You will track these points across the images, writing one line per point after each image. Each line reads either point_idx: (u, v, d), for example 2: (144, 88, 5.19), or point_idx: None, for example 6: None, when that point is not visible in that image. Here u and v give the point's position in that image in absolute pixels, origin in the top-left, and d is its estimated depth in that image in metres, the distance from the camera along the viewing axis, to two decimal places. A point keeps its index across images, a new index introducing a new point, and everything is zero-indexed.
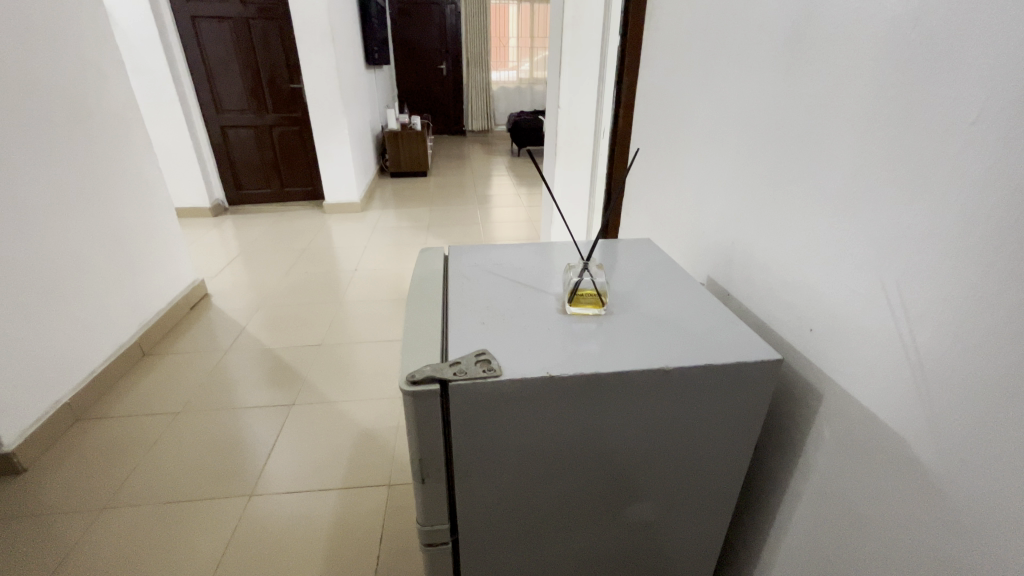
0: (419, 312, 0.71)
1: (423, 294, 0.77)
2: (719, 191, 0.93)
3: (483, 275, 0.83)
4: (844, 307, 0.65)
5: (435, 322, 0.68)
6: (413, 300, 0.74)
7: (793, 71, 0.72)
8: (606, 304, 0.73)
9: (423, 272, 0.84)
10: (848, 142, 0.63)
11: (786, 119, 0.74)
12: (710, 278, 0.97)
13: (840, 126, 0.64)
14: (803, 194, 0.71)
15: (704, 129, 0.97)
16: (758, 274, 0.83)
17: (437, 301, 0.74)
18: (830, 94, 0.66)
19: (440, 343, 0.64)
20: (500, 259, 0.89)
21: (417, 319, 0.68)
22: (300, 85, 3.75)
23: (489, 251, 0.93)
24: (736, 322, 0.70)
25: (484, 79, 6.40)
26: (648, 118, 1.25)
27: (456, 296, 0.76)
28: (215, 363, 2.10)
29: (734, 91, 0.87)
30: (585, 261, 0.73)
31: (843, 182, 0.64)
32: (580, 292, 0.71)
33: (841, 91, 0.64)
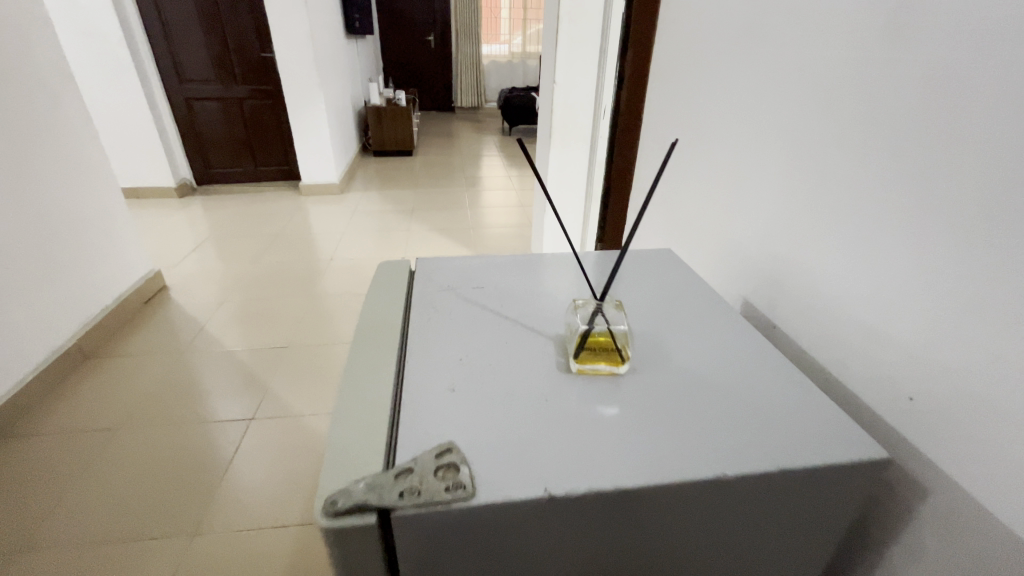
0: (364, 370, 0.51)
1: (374, 334, 0.57)
2: (762, 193, 0.72)
3: (457, 306, 0.62)
4: (964, 373, 0.45)
5: (386, 389, 0.48)
6: (356, 348, 0.54)
7: (887, 32, 0.51)
8: (626, 357, 0.53)
9: (378, 301, 0.64)
10: (986, 136, 0.43)
11: (874, 98, 0.53)
12: (745, 301, 0.77)
13: (969, 112, 0.44)
14: (898, 206, 0.51)
15: (742, 112, 0.76)
16: (819, 305, 0.62)
17: (394, 350, 0.54)
18: (956, 62, 0.44)
19: (388, 432, 0.44)
20: (481, 279, 0.69)
21: (362, 384, 0.48)
22: (271, 54, 3.43)
23: (467, 269, 0.72)
24: (803, 387, 0.50)
25: (474, 52, 6.00)
26: (661, 95, 1.03)
27: (422, 340, 0.56)
28: (169, 366, 1.88)
29: (785, 62, 0.66)
30: (599, 303, 0.54)
31: (976, 191, 0.44)
32: (591, 341, 0.51)
33: (976, 59, 0.43)
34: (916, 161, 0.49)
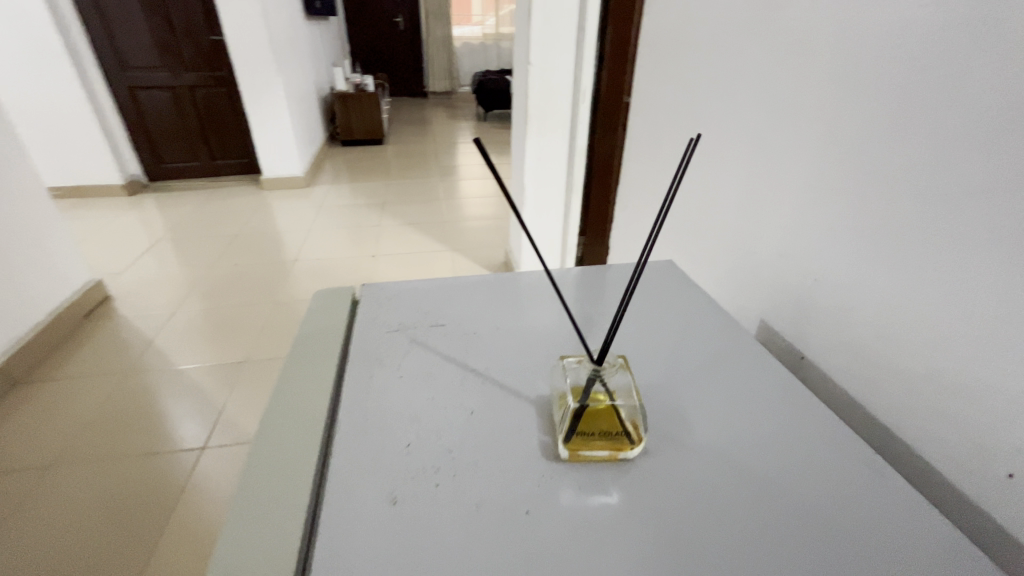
0: (282, 447, 0.39)
1: (298, 394, 0.45)
2: (784, 198, 0.59)
3: (409, 355, 0.49)
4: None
5: (306, 480, 0.37)
6: (270, 421, 0.41)
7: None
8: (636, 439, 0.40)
9: (310, 344, 0.51)
10: None
11: (949, 80, 0.40)
12: (763, 322, 0.64)
13: None
14: (986, 225, 0.38)
15: (756, 98, 0.63)
16: (862, 340, 0.50)
17: (324, 414, 0.42)
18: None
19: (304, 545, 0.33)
20: (443, 312, 0.55)
21: (274, 474, 0.37)
22: (221, 37, 3.13)
23: (426, 297, 0.58)
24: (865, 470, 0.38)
25: (446, 33, 5.73)
26: (657, 77, 0.89)
27: (357, 400, 0.43)
28: (111, 389, 1.69)
29: (817, 35, 0.52)
30: (597, 368, 0.41)
31: None
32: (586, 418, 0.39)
33: None
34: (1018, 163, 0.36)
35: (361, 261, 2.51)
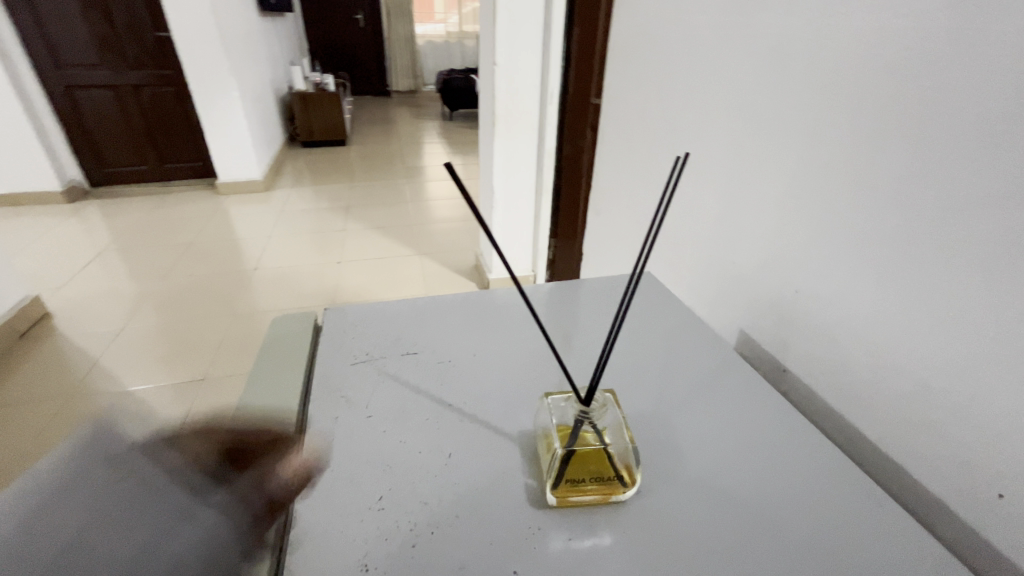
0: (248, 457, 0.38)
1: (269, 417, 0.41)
2: (762, 208, 0.58)
3: (379, 389, 0.45)
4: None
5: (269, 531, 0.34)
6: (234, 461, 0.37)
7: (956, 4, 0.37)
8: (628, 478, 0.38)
9: (273, 351, 0.50)
10: None
11: (932, 95, 0.39)
12: (743, 334, 0.63)
13: None
14: (970, 241, 0.38)
15: (732, 105, 0.62)
16: (846, 354, 0.49)
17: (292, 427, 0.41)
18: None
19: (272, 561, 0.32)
20: (415, 338, 0.51)
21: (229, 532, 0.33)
22: (168, 34, 2.94)
23: (397, 321, 0.54)
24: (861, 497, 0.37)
25: (409, 31, 5.61)
26: (628, 81, 0.87)
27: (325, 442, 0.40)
28: (51, 416, 1.55)
29: (795, 44, 0.51)
30: (584, 407, 0.38)
31: None
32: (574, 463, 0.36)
33: None
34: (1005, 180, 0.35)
35: (325, 268, 2.41)
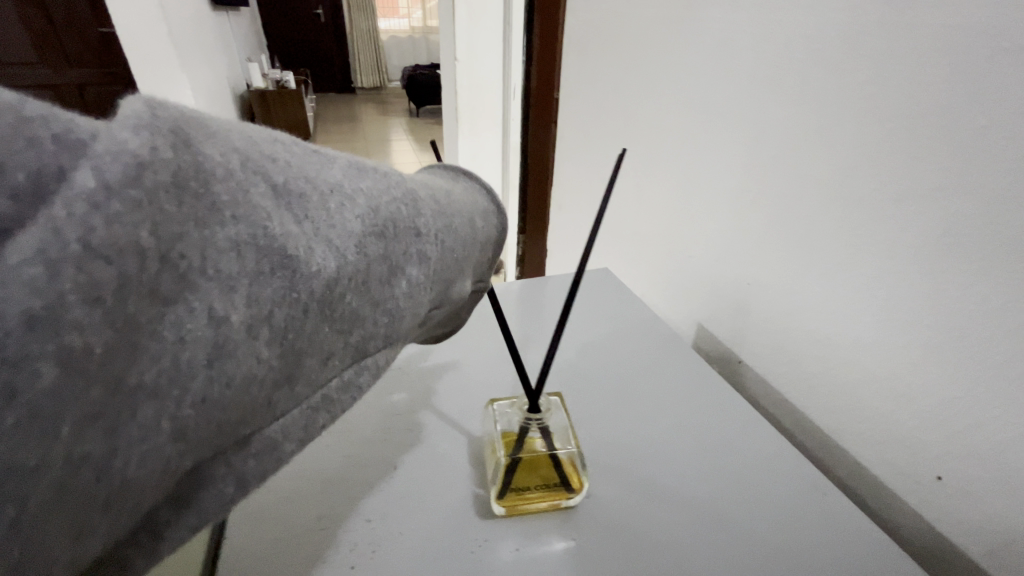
0: None
1: None
2: (713, 202, 0.58)
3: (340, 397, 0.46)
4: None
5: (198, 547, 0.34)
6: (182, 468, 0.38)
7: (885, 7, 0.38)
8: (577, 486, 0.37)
9: None
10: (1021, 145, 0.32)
11: (864, 92, 0.41)
12: (699, 326, 0.64)
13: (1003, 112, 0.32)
14: (905, 234, 0.39)
15: (681, 99, 0.62)
16: (793, 345, 0.51)
17: None
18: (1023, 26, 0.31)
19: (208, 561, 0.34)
20: None
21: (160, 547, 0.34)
22: (112, 30, 2.59)
23: None
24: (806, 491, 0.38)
25: (371, 27, 5.49)
26: (584, 76, 0.87)
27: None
28: None
29: (739, 39, 0.52)
30: (529, 414, 0.37)
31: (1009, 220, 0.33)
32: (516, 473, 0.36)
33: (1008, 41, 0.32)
34: (931, 174, 0.37)
35: None
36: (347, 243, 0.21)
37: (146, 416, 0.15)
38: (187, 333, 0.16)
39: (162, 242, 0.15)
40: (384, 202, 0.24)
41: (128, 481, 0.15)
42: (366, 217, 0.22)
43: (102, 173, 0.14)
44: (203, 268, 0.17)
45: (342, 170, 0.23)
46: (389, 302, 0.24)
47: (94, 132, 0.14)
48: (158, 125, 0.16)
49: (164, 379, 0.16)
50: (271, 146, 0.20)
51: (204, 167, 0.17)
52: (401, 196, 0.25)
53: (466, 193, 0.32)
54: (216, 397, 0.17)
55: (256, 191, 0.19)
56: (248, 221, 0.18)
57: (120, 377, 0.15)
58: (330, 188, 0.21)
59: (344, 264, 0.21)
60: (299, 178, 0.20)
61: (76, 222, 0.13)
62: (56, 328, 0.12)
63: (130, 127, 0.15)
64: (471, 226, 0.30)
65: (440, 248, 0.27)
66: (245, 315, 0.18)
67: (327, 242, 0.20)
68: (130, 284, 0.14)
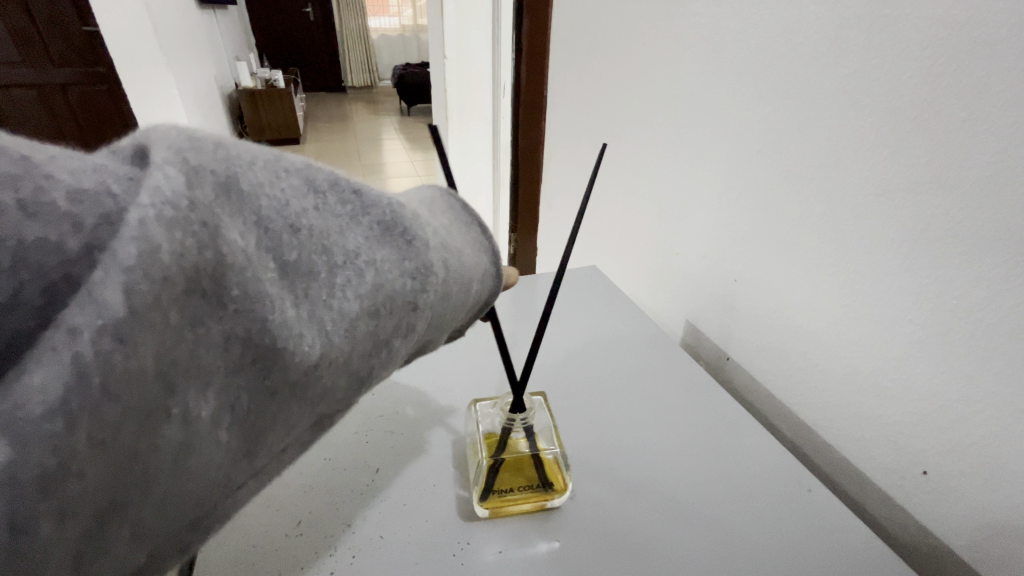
0: None
1: None
2: (698, 200, 0.58)
3: None
4: (1012, 458, 0.33)
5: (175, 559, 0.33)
6: None
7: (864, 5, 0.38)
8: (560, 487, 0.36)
9: None
10: (1001, 141, 0.32)
11: (844, 90, 0.41)
12: (686, 323, 0.64)
13: (983, 108, 0.32)
14: (884, 232, 0.39)
15: (666, 96, 0.62)
16: (779, 341, 0.51)
17: None
18: (1001, 17, 0.31)
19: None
20: None
21: None
22: (95, 28, 2.51)
23: None
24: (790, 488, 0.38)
25: (361, 25, 5.45)
26: (571, 74, 0.87)
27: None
28: None
29: (723, 37, 0.52)
30: (511, 414, 0.37)
31: (990, 215, 0.33)
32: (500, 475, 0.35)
33: (986, 38, 0.32)
34: (909, 171, 0.37)
35: None
36: (337, 329, 0.23)
37: (133, 511, 0.18)
38: (165, 444, 0.18)
39: (163, 360, 0.17)
40: (386, 283, 0.25)
41: (103, 575, 0.17)
42: (361, 298, 0.24)
43: (127, 304, 0.16)
44: (202, 363, 0.19)
45: (357, 240, 0.24)
46: (366, 374, 0.26)
47: (125, 246, 0.16)
48: (189, 219, 0.18)
49: (155, 473, 0.18)
50: (291, 216, 0.22)
51: (220, 263, 0.19)
52: (407, 273, 0.26)
53: (480, 254, 0.33)
54: (180, 498, 0.19)
55: (265, 270, 0.21)
56: (248, 314, 0.20)
57: (110, 498, 0.17)
58: (338, 265, 0.23)
59: (329, 348, 0.23)
60: (307, 252, 0.22)
61: (97, 361, 0.15)
62: (63, 465, 0.15)
63: (163, 232, 0.17)
64: (468, 292, 0.32)
65: (433, 319, 0.29)
66: (225, 402, 0.20)
67: (317, 330, 0.22)
68: (134, 398, 0.17)
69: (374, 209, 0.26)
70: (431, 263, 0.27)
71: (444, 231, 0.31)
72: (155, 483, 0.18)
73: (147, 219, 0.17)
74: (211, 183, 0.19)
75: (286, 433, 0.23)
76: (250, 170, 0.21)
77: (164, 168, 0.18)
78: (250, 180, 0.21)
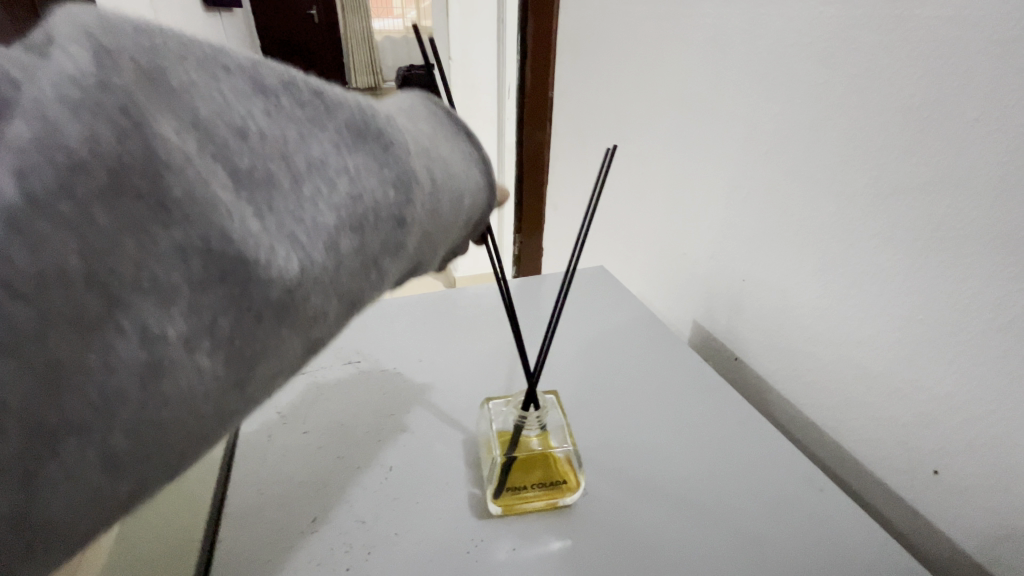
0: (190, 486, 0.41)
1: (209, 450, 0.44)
2: (705, 200, 0.58)
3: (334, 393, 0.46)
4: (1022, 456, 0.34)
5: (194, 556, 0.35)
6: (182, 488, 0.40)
7: (871, 7, 0.39)
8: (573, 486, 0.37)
9: None
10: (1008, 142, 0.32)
11: (850, 91, 0.41)
12: (694, 322, 0.64)
13: (989, 109, 0.33)
14: (891, 231, 0.40)
15: (673, 98, 0.62)
16: (788, 341, 0.51)
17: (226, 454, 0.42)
18: (1007, 21, 0.31)
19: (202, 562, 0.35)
20: (375, 351, 0.51)
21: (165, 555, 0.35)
22: None
23: (357, 335, 0.53)
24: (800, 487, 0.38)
25: (365, 28, 5.47)
26: (577, 76, 0.87)
27: (254, 457, 0.40)
28: None
29: (729, 39, 0.52)
30: (524, 413, 0.37)
31: (998, 215, 0.33)
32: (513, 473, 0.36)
33: (993, 41, 0.32)
34: (916, 171, 0.37)
35: None
36: (311, 244, 0.23)
37: (76, 407, 0.18)
38: (114, 357, 0.18)
39: (92, 264, 0.17)
40: (362, 190, 0.26)
41: (65, 480, 0.18)
42: (333, 211, 0.24)
43: (25, 188, 0.16)
44: (145, 265, 0.19)
45: (323, 147, 0.25)
46: (353, 291, 0.26)
47: (17, 125, 0.16)
48: (101, 102, 0.18)
49: (94, 377, 0.18)
50: (240, 116, 0.22)
51: (152, 164, 0.19)
52: (385, 180, 0.27)
53: (466, 165, 0.34)
54: (150, 413, 0.19)
55: (214, 177, 0.21)
56: (199, 221, 0.20)
57: (54, 404, 0.17)
58: (302, 173, 0.23)
59: (307, 267, 0.23)
60: (265, 160, 0.22)
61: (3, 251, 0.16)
62: None
63: (72, 117, 0.17)
64: (453, 206, 0.33)
65: (421, 230, 0.30)
66: (197, 319, 0.20)
67: (288, 244, 0.22)
68: (62, 300, 0.17)
69: (340, 115, 0.26)
70: (410, 170, 0.28)
71: (422, 139, 0.31)
72: (109, 395, 0.18)
73: (48, 100, 0.17)
74: (133, 69, 0.19)
75: (275, 357, 0.23)
76: (184, 67, 0.21)
77: (69, 48, 0.18)
78: (181, 74, 0.21)
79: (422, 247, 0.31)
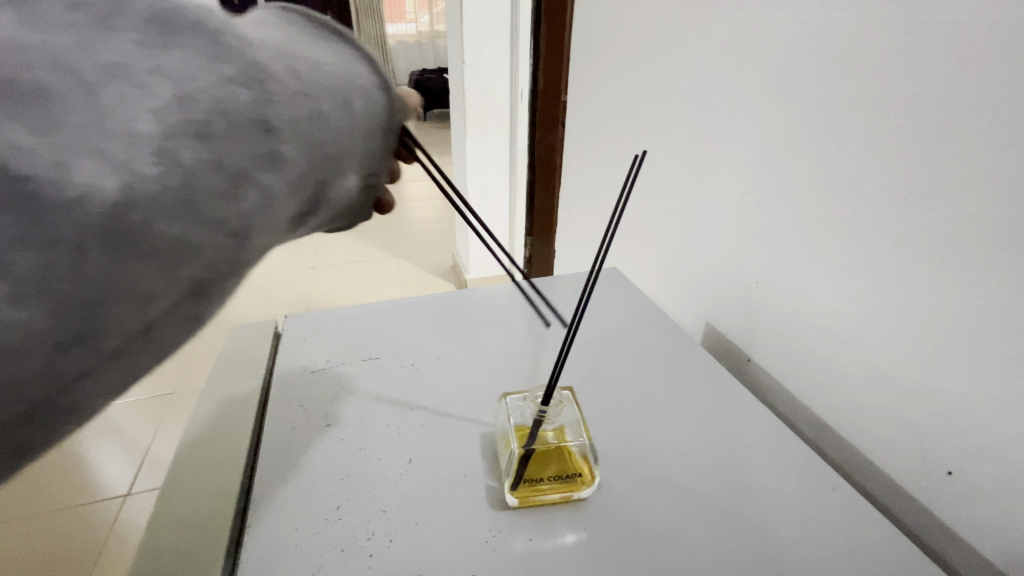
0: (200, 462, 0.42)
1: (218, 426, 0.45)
2: (720, 202, 0.59)
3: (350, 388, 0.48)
4: None
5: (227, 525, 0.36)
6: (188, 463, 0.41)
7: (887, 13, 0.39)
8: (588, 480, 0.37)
9: (232, 364, 0.52)
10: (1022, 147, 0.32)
11: (864, 94, 0.41)
12: (707, 323, 0.64)
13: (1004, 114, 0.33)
14: (905, 233, 0.40)
15: (687, 102, 0.63)
16: (802, 342, 0.51)
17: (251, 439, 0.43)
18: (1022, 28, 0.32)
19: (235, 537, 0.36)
20: (393, 347, 0.52)
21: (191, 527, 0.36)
22: None
23: (375, 333, 0.54)
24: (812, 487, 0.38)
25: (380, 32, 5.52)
26: (591, 80, 0.88)
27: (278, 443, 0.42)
28: None
29: (746, 43, 0.52)
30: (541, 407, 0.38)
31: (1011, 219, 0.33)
32: (531, 467, 0.36)
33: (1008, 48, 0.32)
34: (931, 174, 0.38)
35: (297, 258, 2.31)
36: (128, 152, 0.21)
37: None
38: None
39: None
40: (191, 89, 0.24)
41: None
42: (151, 114, 0.22)
43: None
44: None
45: (118, 48, 0.22)
46: (211, 203, 0.25)
47: None
48: None
49: None
50: None
51: None
52: (222, 79, 0.25)
53: (331, 59, 0.33)
54: None
55: None
56: None
57: None
58: (94, 82, 0.21)
59: (129, 178, 0.21)
60: (30, 68, 0.20)
61: None
62: None
63: None
64: (327, 105, 0.31)
65: (291, 133, 0.29)
66: None
67: (96, 157, 0.21)
68: None
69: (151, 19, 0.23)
70: (251, 65, 0.27)
71: (274, 42, 0.30)
72: None
73: None
74: None
75: (114, 277, 0.22)
76: None
77: None
78: None
79: (304, 156, 0.30)
